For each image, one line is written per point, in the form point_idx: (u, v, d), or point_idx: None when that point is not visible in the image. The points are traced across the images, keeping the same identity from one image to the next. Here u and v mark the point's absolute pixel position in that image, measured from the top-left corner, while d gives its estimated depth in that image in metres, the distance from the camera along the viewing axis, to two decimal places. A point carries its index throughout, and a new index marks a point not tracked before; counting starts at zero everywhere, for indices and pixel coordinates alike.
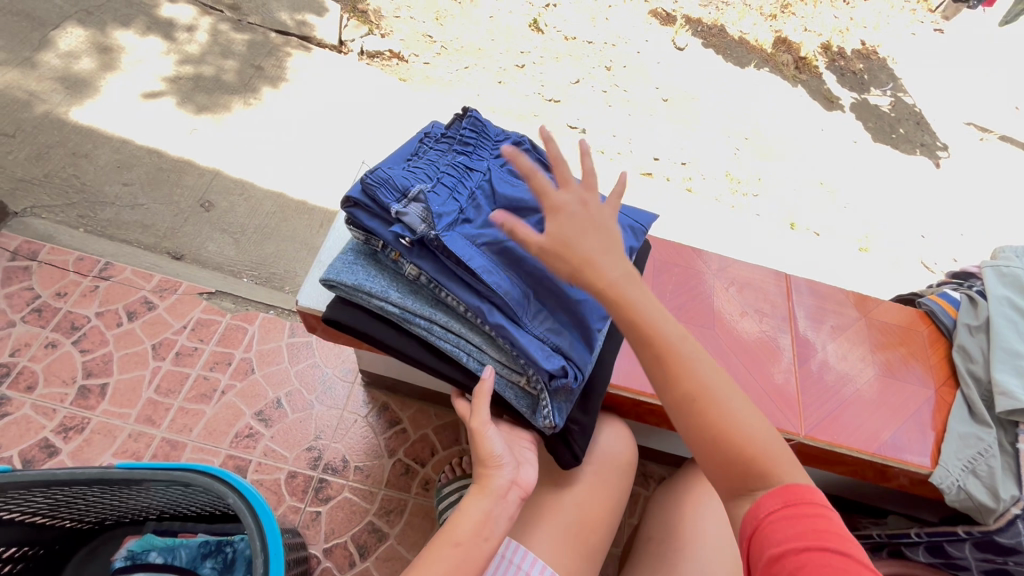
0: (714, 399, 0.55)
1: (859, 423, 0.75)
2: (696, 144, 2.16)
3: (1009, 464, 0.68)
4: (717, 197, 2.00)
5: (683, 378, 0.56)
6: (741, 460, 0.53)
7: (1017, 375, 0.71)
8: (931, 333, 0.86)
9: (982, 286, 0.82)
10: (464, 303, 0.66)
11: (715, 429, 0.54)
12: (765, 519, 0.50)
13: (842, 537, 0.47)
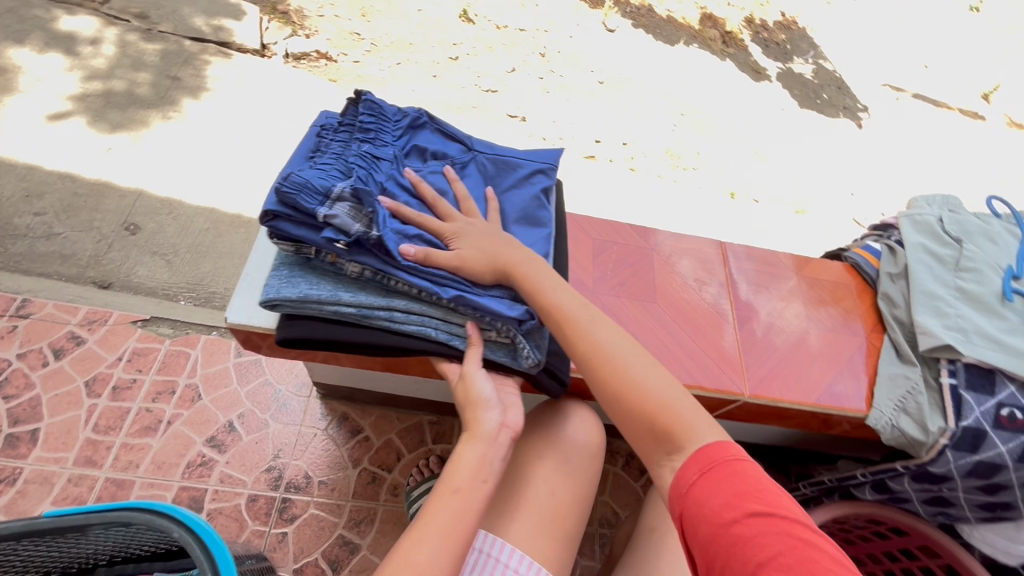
0: (623, 371, 0.63)
1: (799, 375, 0.77)
2: (634, 121, 2.20)
3: (935, 398, 0.72)
4: (660, 173, 2.04)
5: (594, 358, 0.64)
6: (655, 425, 0.60)
7: (935, 316, 0.75)
8: (857, 285, 0.90)
9: (900, 235, 0.86)
10: (417, 281, 0.63)
11: (630, 401, 0.61)
12: (690, 491, 0.55)
13: (755, 489, 0.53)
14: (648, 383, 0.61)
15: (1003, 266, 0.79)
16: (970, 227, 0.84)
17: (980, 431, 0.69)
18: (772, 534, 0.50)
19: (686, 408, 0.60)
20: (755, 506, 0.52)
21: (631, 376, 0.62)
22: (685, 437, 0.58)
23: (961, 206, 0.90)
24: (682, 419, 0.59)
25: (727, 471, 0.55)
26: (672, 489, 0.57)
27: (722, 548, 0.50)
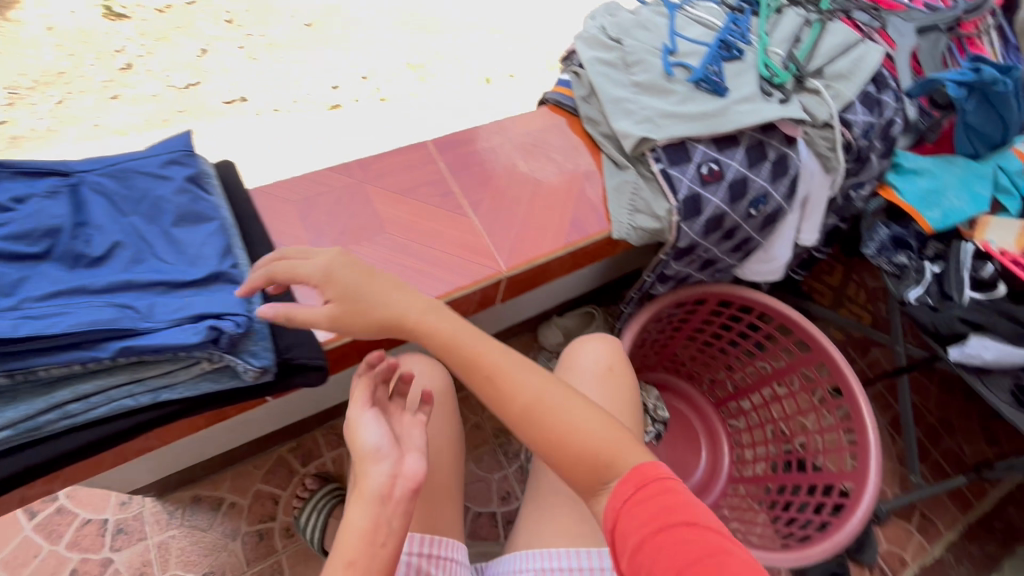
0: (534, 395, 0.59)
1: (544, 225, 0.79)
2: (361, 45, 1.78)
3: (654, 186, 0.79)
4: (410, 92, 1.72)
5: (500, 395, 0.59)
6: (590, 462, 0.55)
7: (627, 117, 0.81)
8: (566, 118, 0.91)
9: (578, 57, 0.88)
10: (63, 362, 0.55)
11: (550, 432, 0.57)
12: (621, 504, 0.51)
13: (687, 509, 0.49)
14: (564, 413, 0.58)
15: (661, 48, 0.86)
16: (626, 25, 0.89)
17: (694, 196, 0.79)
18: (694, 541, 0.46)
19: (607, 438, 0.56)
20: (683, 521, 0.48)
21: (530, 405, 0.58)
22: (619, 462, 0.55)
23: (617, 8, 0.95)
24: (612, 451, 0.55)
25: (660, 494, 0.51)
26: (607, 508, 0.53)
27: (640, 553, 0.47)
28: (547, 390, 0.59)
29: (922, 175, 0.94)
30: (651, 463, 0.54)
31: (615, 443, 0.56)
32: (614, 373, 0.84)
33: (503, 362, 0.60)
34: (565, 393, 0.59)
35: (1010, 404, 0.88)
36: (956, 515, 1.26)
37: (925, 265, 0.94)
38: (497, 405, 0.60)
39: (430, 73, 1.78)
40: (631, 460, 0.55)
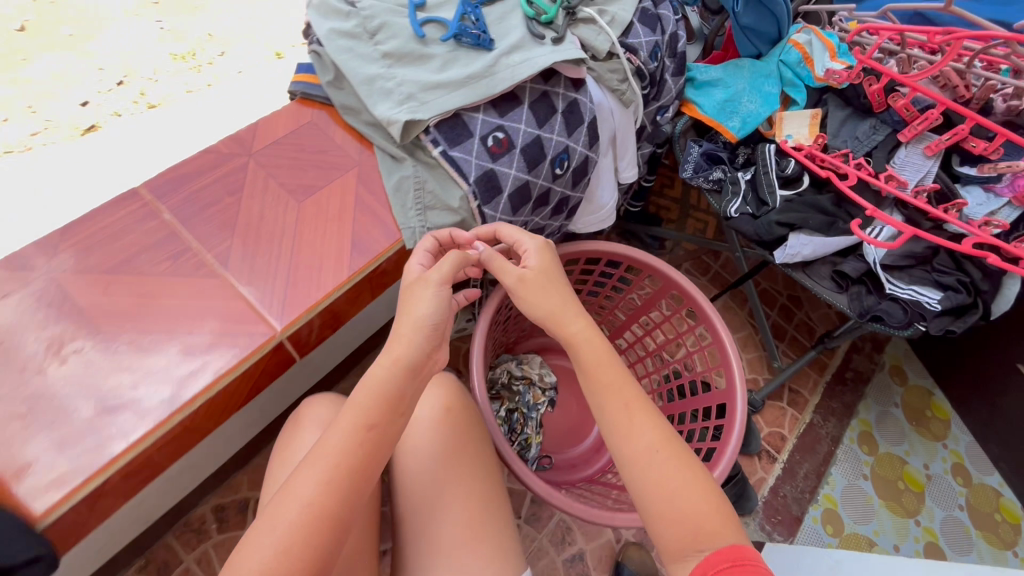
0: (624, 428, 0.58)
1: (320, 260, 0.65)
2: (114, 33, 1.22)
3: (441, 174, 0.68)
4: (187, 85, 1.22)
5: (609, 414, 0.60)
6: (686, 530, 0.52)
7: (387, 98, 0.66)
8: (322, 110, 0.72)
9: (314, 31, 0.71)
10: None
11: (636, 468, 0.56)
12: (709, 572, 0.49)
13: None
14: (654, 470, 0.55)
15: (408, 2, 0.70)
16: None
17: (487, 173, 0.69)
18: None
19: (699, 508, 0.53)
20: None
21: (647, 452, 0.57)
22: (710, 535, 0.51)
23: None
24: (713, 520, 0.52)
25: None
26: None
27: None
28: (661, 445, 0.56)
29: (716, 86, 0.90)
30: (738, 543, 0.51)
31: (710, 513, 0.52)
32: (453, 414, 0.76)
33: (625, 399, 0.59)
34: (662, 452, 0.56)
35: (833, 289, 0.92)
36: (815, 379, 1.40)
37: (738, 175, 0.94)
38: (622, 457, 0.58)
39: (214, 56, 1.27)
40: (726, 534, 0.51)
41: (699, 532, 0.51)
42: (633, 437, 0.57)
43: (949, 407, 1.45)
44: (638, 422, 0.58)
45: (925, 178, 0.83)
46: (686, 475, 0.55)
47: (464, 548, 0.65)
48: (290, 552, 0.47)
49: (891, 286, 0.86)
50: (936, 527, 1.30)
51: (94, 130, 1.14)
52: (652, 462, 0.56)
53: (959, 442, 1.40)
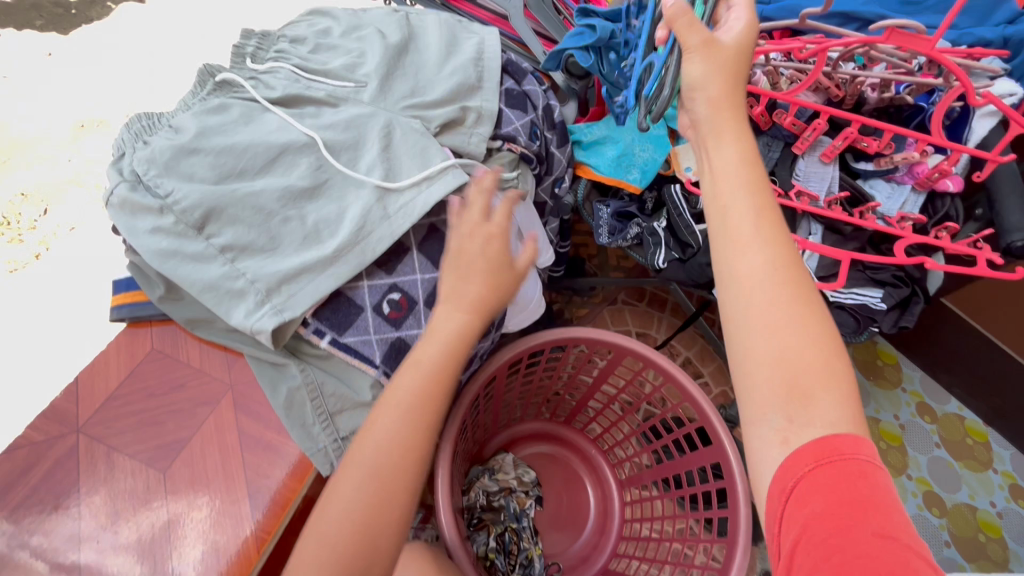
0: (750, 213, 0.50)
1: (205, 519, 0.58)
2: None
3: (338, 368, 0.56)
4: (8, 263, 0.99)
5: (730, 165, 0.52)
6: (782, 379, 0.45)
7: (240, 302, 0.54)
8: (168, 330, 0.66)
9: (124, 237, 0.56)
10: None
11: (749, 308, 0.48)
12: (790, 482, 0.43)
13: (856, 503, 0.40)
14: (776, 304, 0.47)
15: (231, 170, 0.58)
16: (162, 155, 0.57)
17: (394, 346, 0.56)
18: (862, 538, 0.39)
19: (811, 365, 0.45)
20: (856, 518, 0.40)
21: (757, 275, 0.48)
22: (812, 410, 0.44)
23: (157, 122, 0.64)
24: (823, 369, 0.45)
25: (855, 472, 0.41)
26: (786, 467, 0.44)
27: (823, 531, 0.40)
28: (785, 276, 0.47)
29: (605, 145, 0.86)
30: (856, 435, 0.43)
31: (822, 375, 0.45)
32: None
33: (744, 215, 0.50)
34: (790, 284, 0.47)
35: None
36: None
37: (654, 224, 0.88)
38: (741, 296, 0.48)
39: (35, 218, 1.04)
40: (830, 407, 0.44)
41: (801, 387, 0.45)
42: (761, 275, 0.48)
43: (894, 349, 1.49)
44: (762, 260, 0.48)
45: (832, 185, 0.82)
46: (803, 328, 0.46)
47: None
48: (375, 508, 0.48)
49: (835, 295, 0.81)
50: (926, 474, 1.32)
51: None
52: (781, 313, 0.47)
53: (913, 381, 1.44)
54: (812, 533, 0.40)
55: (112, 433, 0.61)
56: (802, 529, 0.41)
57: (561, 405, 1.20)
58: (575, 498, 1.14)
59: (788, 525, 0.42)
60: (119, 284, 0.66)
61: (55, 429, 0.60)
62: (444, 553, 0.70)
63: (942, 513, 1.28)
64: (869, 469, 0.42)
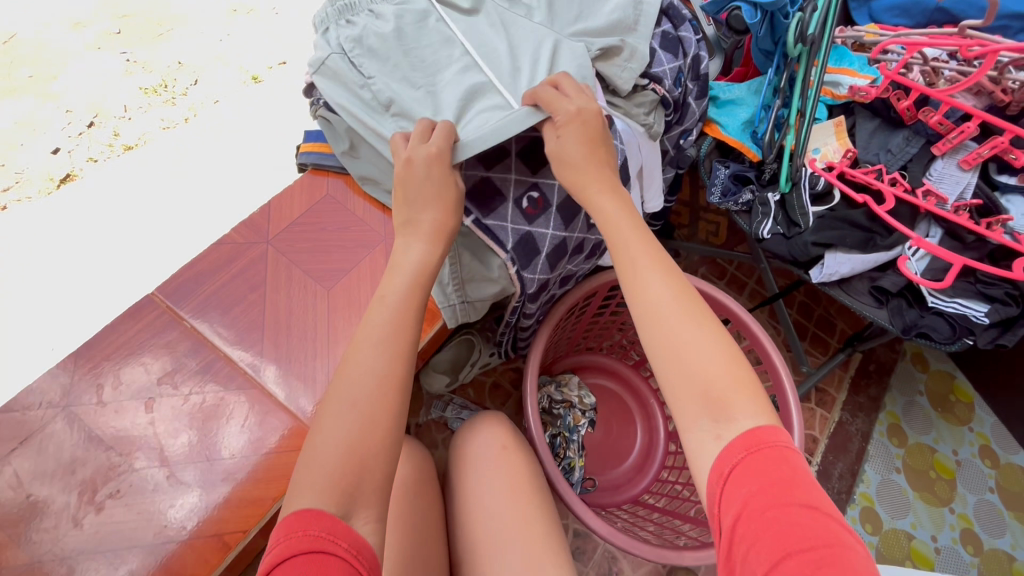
0: (634, 251, 0.60)
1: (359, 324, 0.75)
2: (77, 68, 1.18)
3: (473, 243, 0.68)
4: (162, 120, 1.19)
5: (629, 237, 0.61)
6: (698, 391, 0.53)
7: None
8: (339, 178, 0.81)
9: (322, 97, 0.69)
10: None
11: (656, 338, 0.56)
12: (726, 470, 0.48)
13: (784, 483, 0.45)
14: (678, 327, 0.56)
15: (418, 61, 0.68)
16: (367, 37, 0.68)
17: (524, 236, 0.67)
18: (791, 515, 0.43)
19: (722, 375, 0.53)
20: (785, 493, 0.45)
21: (658, 304, 0.57)
22: (730, 410, 0.51)
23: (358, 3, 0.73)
24: (724, 376, 0.53)
25: (781, 460, 0.47)
26: (719, 461, 0.49)
27: (759, 509, 0.44)
28: (678, 302, 0.57)
29: (739, 105, 0.89)
30: (774, 426, 0.50)
31: (730, 382, 0.52)
32: (494, 445, 0.78)
33: (632, 252, 0.60)
34: (687, 305, 0.57)
35: (872, 304, 0.88)
36: (840, 375, 1.39)
37: (768, 195, 0.90)
38: (650, 327, 0.57)
39: (187, 85, 1.22)
40: (747, 407, 0.51)
41: (717, 390, 0.52)
42: (657, 299, 0.57)
43: (972, 388, 1.44)
44: (660, 287, 0.58)
45: (964, 191, 0.81)
46: (703, 344, 0.55)
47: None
48: (358, 454, 0.49)
49: (935, 300, 0.82)
50: (970, 513, 1.30)
51: (69, 179, 1.11)
52: (687, 329, 0.55)
53: (984, 424, 1.40)
54: (747, 514, 0.45)
55: (293, 252, 0.77)
56: (739, 514, 0.45)
57: (634, 350, 1.25)
58: (625, 432, 1.21)
59: (731, 512, 0.46)
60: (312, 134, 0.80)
61: (251, 236, 0.77)
62: (518, 433, 0.82)
63: (975, 552, 1.27)
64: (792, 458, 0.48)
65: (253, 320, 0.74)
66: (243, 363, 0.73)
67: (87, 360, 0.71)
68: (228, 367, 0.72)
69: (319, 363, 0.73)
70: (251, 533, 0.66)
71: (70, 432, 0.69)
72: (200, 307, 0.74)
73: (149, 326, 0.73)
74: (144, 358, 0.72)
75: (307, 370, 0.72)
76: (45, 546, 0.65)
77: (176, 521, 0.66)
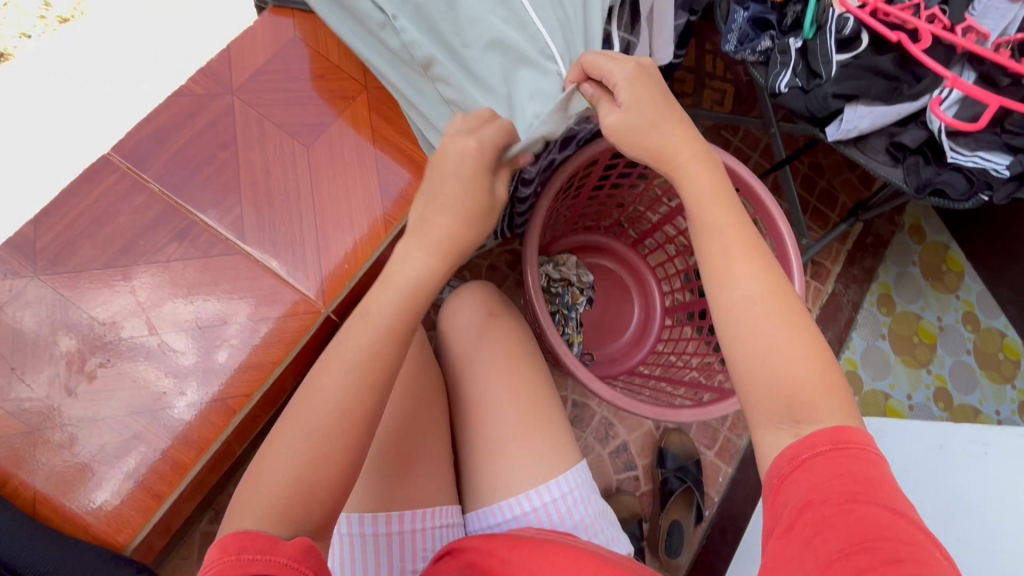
0: (726, 236, 0.55)
1: (343, 185, 0.70)
2: None
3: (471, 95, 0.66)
4: None
5: (708, 207, 0.57)
6: (781, 392, 0.48)
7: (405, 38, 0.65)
8: (307, 22, 0.74)
9: None
10: None
11: (738, 328, 0.52)
12: (803, 455, 0.46)
13: (868, 480, 0.43)
14: (766, 325, 0.51)
15: None
16: None
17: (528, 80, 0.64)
18: (868, 517, 0.41)
19: (807, 380, 0.48)
20: (865, 493, 0.42)
21: (744, 299, 0.52)
22: (809, 412, 0.47)
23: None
24: (810, 377, 0.48)
25: (865, 462, 0.44)
26: (795, 451, 0.46)
27: (835, 506, 0.42)
28: (769, 297, 0.52)
29: None
30: (853, 426, 0.47)
31: (812, 387, 0.48)
32: (495, 319, 0.75)
33: (725, 242, 0.54)
34: (777, 302, 0.52)
35: (887, 163, 0.83)
36: (838, 248, 1.38)
37: (789, 41, 0.81)
38: (728, 317, 0.53)
39: None
40: (830, 410, 0.47)
41: (800, 396, 0.47)
42: (747, 292, 0.52)
43: (964, 258, 1.45)
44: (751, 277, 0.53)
45: (1008, 27, 0.75)
46: (789, 348, 0.49)
47: (523, 442, 0.67)
48: (309, 483, 0.48)
49: (954, 155, 0.78)
50: (945, 373, 1.37)
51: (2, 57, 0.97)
52: (773, 325, 0.50)
53: (971, 292, 1.43)
54: (818, 506, 0.43)
55: (263, 104, 0.71)
56: (810, 505, 0.43)
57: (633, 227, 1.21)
58: (621, 309, 1.21)
59: (799, 500, 0.44)
60: None
61: (213, 87, 0.71)
62: (505, 302, 0.79)
63: (946, 407, 1.35)
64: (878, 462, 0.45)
65: (227, 181, 0.69)
66: (224, 230, 0.68)
67: (43, 232, 0.66)
68: (205, 233, 0.67)
69: (301, 227, 0.69)
70: (253, 399, 0.65)
71: (41, 304, 0.64)
72: (164, 170, 0.68)
73: (110, 190, 0.67)
74: (106, 233, 0.66)
75: (294, 235, 0.69)
76: (38, 419, 0.62)
77: (173, 390, 0.64)
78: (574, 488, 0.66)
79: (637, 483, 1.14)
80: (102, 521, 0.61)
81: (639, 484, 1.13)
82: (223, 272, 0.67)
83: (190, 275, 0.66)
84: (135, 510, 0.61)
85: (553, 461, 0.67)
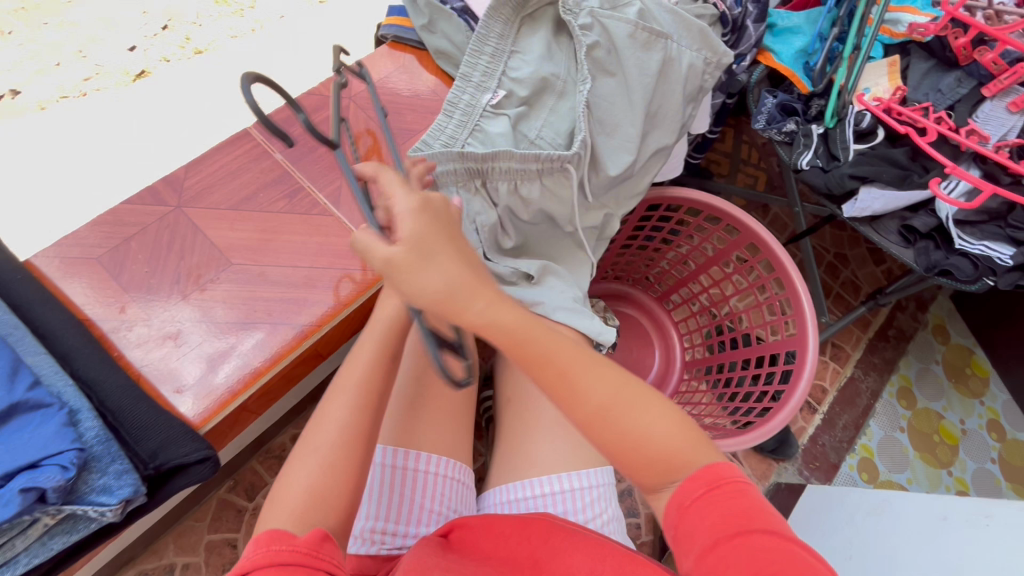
0: (568, 360, 0.52)
1: None
2: None
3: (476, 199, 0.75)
4: (231, 29, 1.26)
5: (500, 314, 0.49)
6: (660, 466, 0.52)
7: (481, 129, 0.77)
8: (413, 53, 0.90)
9: None
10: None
11: (615, 430, 0.52)
12: (687, 502, 0.51)
13: (746, 514, 0.48)
14: (641, 420, 0.53)
15: None
16: None
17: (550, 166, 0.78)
18: (754, 546, 0.46)
19: (681, 445, 0.53)
20: (743, 522, 0.48)
21: (602, 403, 0.52)
22: (684, 472, 0.52)
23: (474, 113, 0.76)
24: (681, 451, 0.53)
25: (736, 493, 0.50)
26: (673, 502, 0.52)
27: (722, 541, 0.47)
28: (623, 387, 0.53)
29: (796, 34, 0.92)
30: (715, 463, 0.52)
31: (681, 450, 0.53)
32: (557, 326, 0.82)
33: (562, 363, 0.51)
34: (632, 393, 0.53)
35: (899, 243, 0.91)
36: (858, 335, 1.42)
37: (812, 127, 0.93)
38: (591, 425, 0.52)
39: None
40: (706, 458, 0.53)
41: (677, 461, 0.52)
42: (602, 398, 0.52)
43: (989, 365, 1.46)
44: (595, 376, 0.52)
45: (1007, 133, 0.85)
46: (655, 424, 0.53)
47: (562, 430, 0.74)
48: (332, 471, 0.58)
49: (962, 242, 0.85)
50: (967, 478, 1.34)
51: (146, 75, 1.17)
52: (635, 410, 0.53)
53: (996, 401, 1.42)
54: (703, 542, 0.48)
55: None
56: (698, 543, 0.48)
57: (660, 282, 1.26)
58: (642, 358, 1.25)
59: (689, 544, 0.49)
60: (396, 8, 0.88)
61: (336, 90, 0.87)
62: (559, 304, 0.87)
63: None
64: (747, 491, 0.50)
65: (334, 160, 0.83)
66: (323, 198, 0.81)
67: (185, 176, 0.79)
68: (309, 197, 0.81)
69: None
70: (324, 327, 0.74)
71: (176, 226, 0.76)
72: (288, 146, 0.83)
73: (244, 153, 0.81)
74: (230, 185, 0.79)
75: None
76: (152, 312, 0.72)
77: (262, 314, 0.74)
78: (584, 481, 0.72)
79: (638, 530, 1.14)
80: (194, 404, 0.68)
81: (640, 532, 1.13)
82: (313, 233, 0.79)
83: (291, 225, 0.78)
84: (214, 401, 0.69)
85: (584, 454, 0.74)
